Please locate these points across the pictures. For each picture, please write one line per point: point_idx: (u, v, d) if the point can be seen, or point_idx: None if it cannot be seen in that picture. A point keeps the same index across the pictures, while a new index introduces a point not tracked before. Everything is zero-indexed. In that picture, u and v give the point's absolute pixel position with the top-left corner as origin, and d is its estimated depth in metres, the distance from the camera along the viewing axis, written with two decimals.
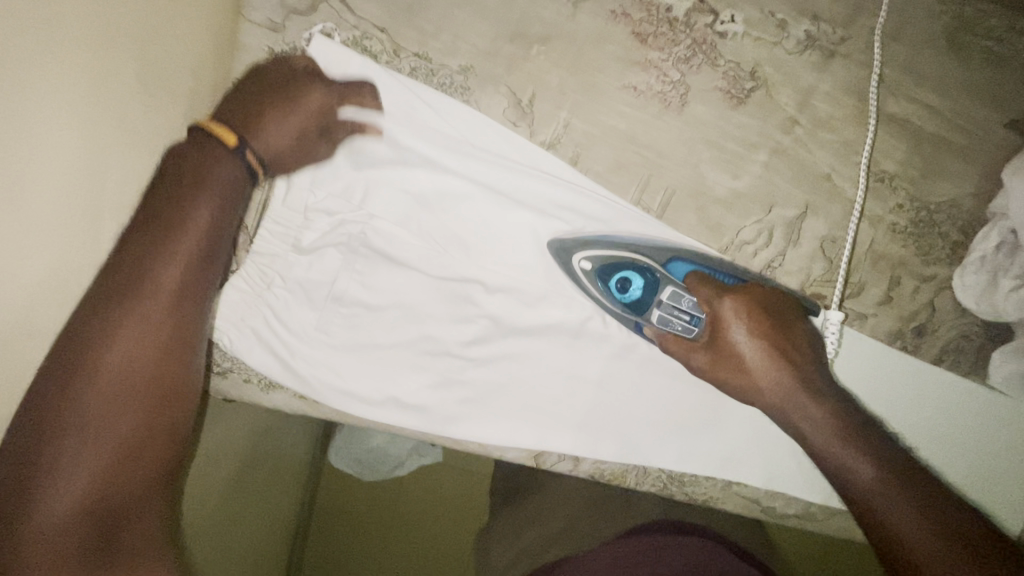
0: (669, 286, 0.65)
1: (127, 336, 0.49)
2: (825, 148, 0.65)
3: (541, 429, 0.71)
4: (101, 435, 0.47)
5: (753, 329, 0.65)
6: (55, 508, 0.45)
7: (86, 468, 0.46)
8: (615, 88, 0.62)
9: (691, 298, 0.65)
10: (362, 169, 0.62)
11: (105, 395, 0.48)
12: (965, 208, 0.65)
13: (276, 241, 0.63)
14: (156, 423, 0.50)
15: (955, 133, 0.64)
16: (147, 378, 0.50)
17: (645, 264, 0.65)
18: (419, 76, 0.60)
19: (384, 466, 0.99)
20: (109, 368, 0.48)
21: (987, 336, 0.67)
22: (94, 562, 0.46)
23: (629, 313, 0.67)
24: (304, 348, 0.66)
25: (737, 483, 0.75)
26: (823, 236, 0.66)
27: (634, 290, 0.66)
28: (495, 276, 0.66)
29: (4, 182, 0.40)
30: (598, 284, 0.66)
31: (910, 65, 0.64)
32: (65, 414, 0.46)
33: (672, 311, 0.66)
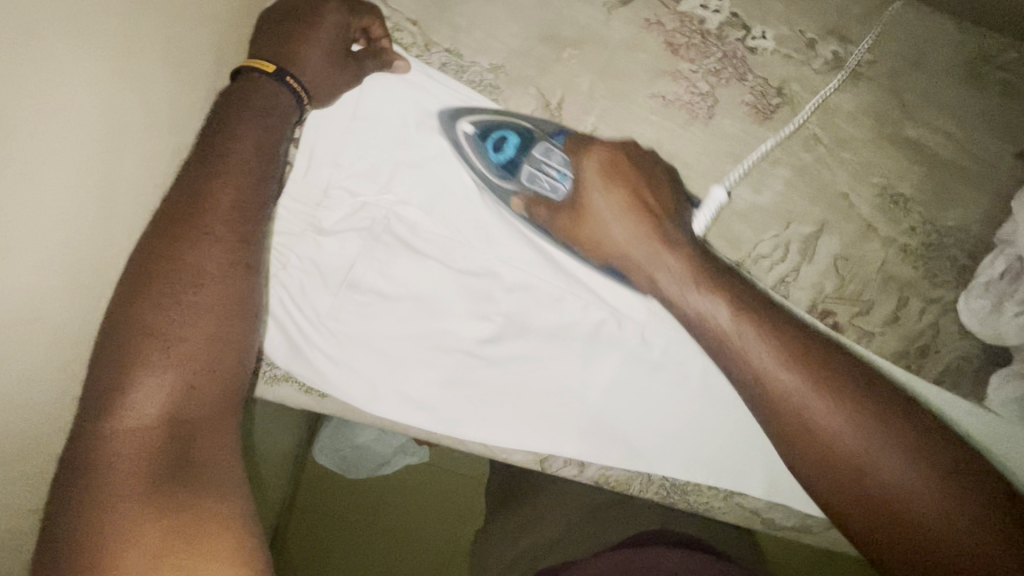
0: (543, 143, 0.64)
1: (195, 257, 0.51)
2: (844, 168, 0.66)
3: (548, 434, 0.74)
4: (198, 378, 0.49)
5: (614, 191, 0.65)
6: (140, 443, 0.45)
7: (155, 392, 0.47)
8: (644, 95, 0.64)
9: (561, 155, 0.64)
10: (394, 155, 0.65)
11: (174, 314, 0.50)
12: (973, 233, 0.67)
13: (296, 220, 0.66)
14: (217, 354, 0.51)
15: (971, 159, 0.66)
16: (205, 321, 0.51)
17: (522, 126, 0.64)
18: (449, 70, 0.64)
19: (372, 462, 1.08)
20: (176, 305, 0.50)
21: (986, 358, 0.69)
22: (172, 491, 0.45)
23: (504, 177, 0.65)
24: (317, 335, 0.69)
25: (738, 494, 0.78)
26: (837, 254, 0.68)
27: (509, 151, 0.64)
28: (509, 280, 0.68)
29: (47, 140, 0.44)
30: (474, 146, 0.64)
31: (934, 91, 0.65)
32: (144, 332, 0.48)
33: (541, 167, 0.65)
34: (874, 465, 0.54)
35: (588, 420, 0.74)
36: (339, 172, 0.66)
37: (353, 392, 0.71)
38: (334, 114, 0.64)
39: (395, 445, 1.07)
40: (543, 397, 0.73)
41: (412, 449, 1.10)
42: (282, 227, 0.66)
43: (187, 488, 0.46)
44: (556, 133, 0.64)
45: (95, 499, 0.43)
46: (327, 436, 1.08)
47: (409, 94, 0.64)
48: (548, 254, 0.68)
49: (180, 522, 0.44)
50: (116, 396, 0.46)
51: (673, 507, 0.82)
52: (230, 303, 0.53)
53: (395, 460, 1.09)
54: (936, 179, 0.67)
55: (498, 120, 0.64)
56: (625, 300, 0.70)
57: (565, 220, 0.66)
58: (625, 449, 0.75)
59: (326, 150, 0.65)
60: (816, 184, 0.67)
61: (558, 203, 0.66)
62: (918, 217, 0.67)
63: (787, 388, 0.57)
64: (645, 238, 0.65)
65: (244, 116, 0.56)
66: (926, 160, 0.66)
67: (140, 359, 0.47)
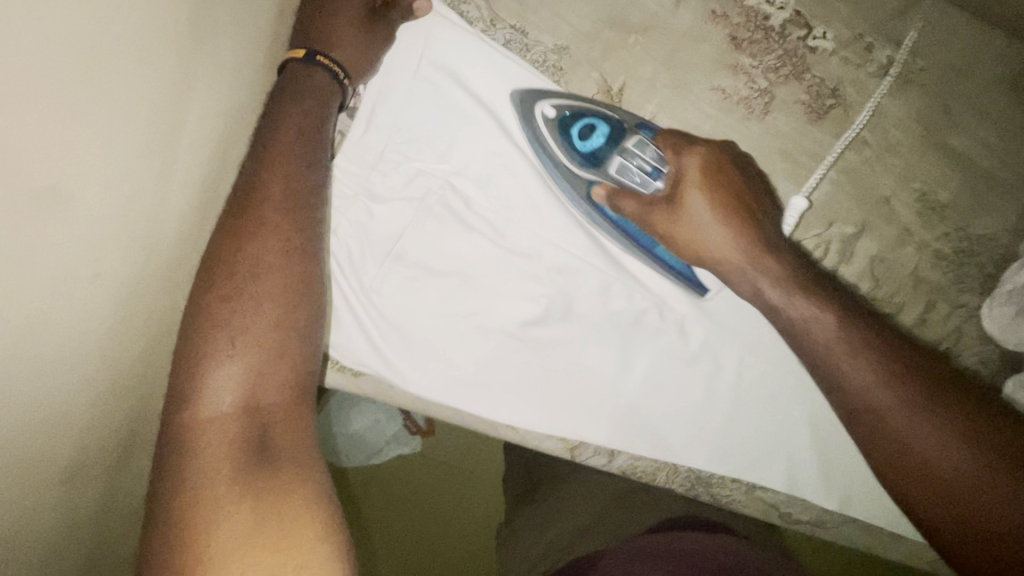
0: (634, 135, 0.63)
1: (263, 239, 0.54)
2: (889, 172, 0.68)
3: (581, 419, 0.74)
4: (270, 369, 0.53)
5: (714, 195, 0.62)
6: (223, 436, 0.49)
7: (229, 381, 0.51)
8: (704, 88, 0.65)
9: (656, 149, 0.63)
10: (453, 123, 0.64)
11: (234, 299, 0.53)
12: (1000, 243, 0.70)
13: (350, 184, 0.65)
14: (285, 345, 0.54)
15: (1004, 170, 0.69)
16: (272, 322, 0.54)
17: (612, 115, 0.63)
18: (513, 48, 0.63)
19: (364, 453, 1.06)
20: (245, 300, 0.53)
21: (1003, 363, 0.72)
22: (259, 465, 0.50)
23: (588, 166, 0.65)
24: (359, 305, 0.67)
25: (759, 488, 0.80)
26: (874, 255, 0.70)
27: (597, 139, 0.64)
28: (560, 264, 0.68)
29: (101, 94, 0.43)
30: (561, 131, 0.63)
31: (977, 102, 0.68)
32: (213, 317, 0.52)
33: (632, 160, 0.63)
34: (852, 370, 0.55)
35: (623, 403, 0.74)
36: (398, 135, 0.64)
37: (390, 365, 0.69)
38: (399, 75, 0.63)
39: (386, 435, 1.07)
40: (580, 383, 0.73)
41: (404, 439, 1.09)
42: (337, 187, 0.64)
43: (268, 467, 0.50)
44: (644, 127, 0.64)
45: (184, 494, 0.47)
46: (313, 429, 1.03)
47: (475, 63, 0.63)
48: (600, 241, 0.68)
49: (269, 505, 0.48)
50: (191, 392, 0.50)
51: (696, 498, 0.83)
52: (298, 303, 0.55)
53: (388, 451, 1.07)
54: (971, 188, 0.69)
55: (585, 109, 0.63)
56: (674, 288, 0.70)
57: (657, 217, 0.64)
58: (656, 436, 0.75)
59: (387, 111, 0.64)
60: (860, 185, 0.68)
61: (647, 198, 0.65)
62: (951, 224, 0.70)
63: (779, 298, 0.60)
64: (745, 245, 0.62)
65: (294, 98, 0.58)
66: (966, 170, 0.69)
67: (212, 351, 0.51)
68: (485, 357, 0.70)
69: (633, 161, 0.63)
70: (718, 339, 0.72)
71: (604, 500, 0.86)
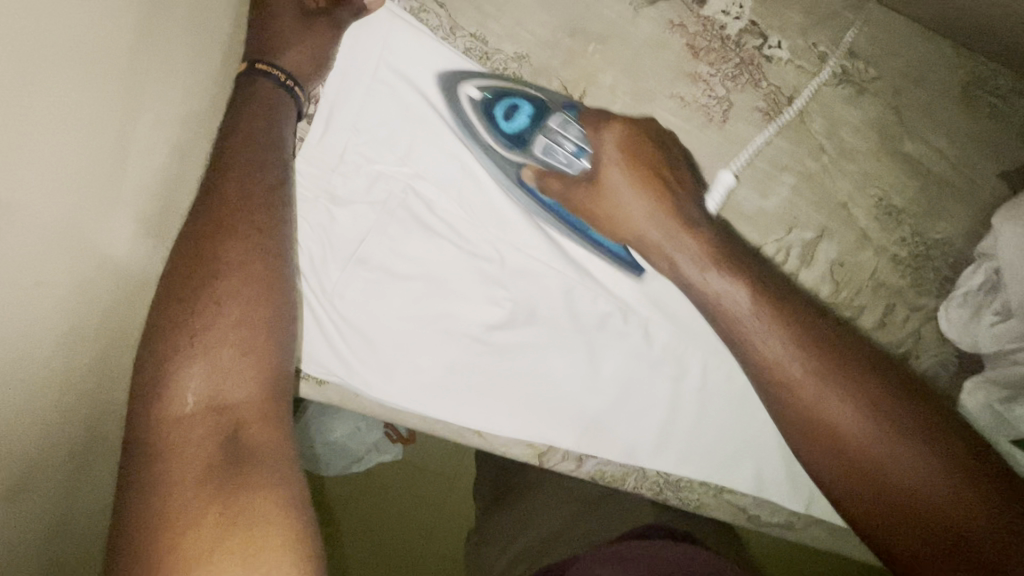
0: (557, 114, 0.63)
1: (234, 244, 0.56)
2: (845, 178, 0.70)
3: (548, 423, 0.74)
4: (236, 365, 0.53)
5: (630, 166, 0.65)
6: (195, 432, 0.50)
7: (194, 377, 0.51)
8: (664, 95, 0.66)
9: (579, 128, 0.64)
10: (411, 126, 0.65)
11: (199, 297, 0.53)
12: (955, 246, 0.72)
13: (312, 187, 0.65)
14: (254, 342, 0.54)
15: (957, 175, 0.71)
16: (239, 319, 0.54)
17: (536, 95, 0.64)
18: (472, 56, 0.64)
19: (344, 461, 1.05)
20: (211, 300, 0.54)
21: (961, 363, 0.74)
22: (228, 470, 0.49)
23: (515, 148, 0.64)
24: (322, 308, 0.68)
25: (728, 491, 0.80)
26: (833, 260, 0.71)
27: (520, 119, 0.63)
28: (525, 266, 0.69)
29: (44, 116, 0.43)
30: (485, 113, 0.63)
31: (929, 109, 0.70)
32: (181, 315, 0.53)
33: (556, 139, 0.64)
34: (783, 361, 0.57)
35: (592, 406, 0.74)
36: (356, 139, 0.65)
37: (355, 372, 0.69)
38: (356, 80, 0.65)
39: (367, 443, 1.06)
40: (546, 388, 0.73)
41: (384, 447, 1.08)
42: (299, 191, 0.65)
43: (239, 474, 0.49)
44: (568, 107, 0.64)
45: (156, 492, 0.47)
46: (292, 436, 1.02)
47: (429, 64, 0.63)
48: (563, 243, 0.69)
49: (236, 509, 0.48)
50: (164, 390, 0.51)
51: (666, 502, 0.84)
52: (267, 303, 0.56)
53: (367, 459, 1.06)
54: (925, 193, 0.71)
55: (509, 90, 0.63)
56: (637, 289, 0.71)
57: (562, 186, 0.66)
58: (625, 439, 0.76)
59: (346, 115, 0.65)
60: (818, 191, 0.70)
61: (572, 177, 0.65)
62: (907, 229, 0.71)
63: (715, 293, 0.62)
64: (660, 218, 0.65)
65: (252, 111, 0.61)
66: (919, 175, 0.70)
67: (178, 349, 0.52)
68: (452, 361, 0.70)
69: (557, 141, 0.64)
70: (684, 344, 0.73)
71: (576, 506, 0.86)
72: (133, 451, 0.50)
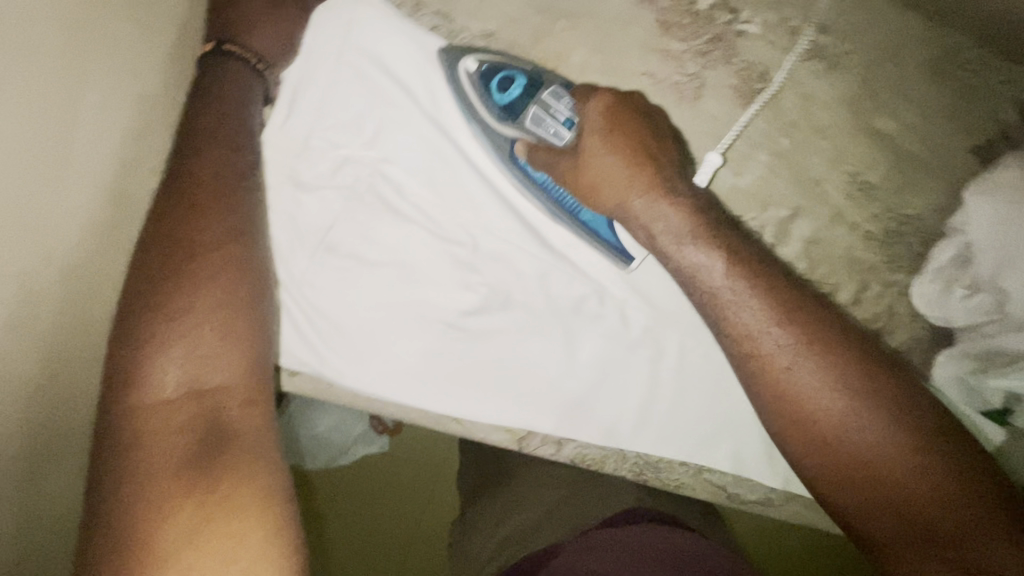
0: (550, 86, 0.61)
1: (204, 226, 0.54)
2: (818, 155, 0.69)
3: (526, 408, 0.73)
4: (214, 354, 0.51)
5: (618, 146, 0.60)
6: (170, 419, 0.48)
7: (169, 365, 0.50)
8: (636, 73, 0.64)
9: (571, 100, 0.61)
10: (379, 108, 0.63)
11: (173, 285, 0.52)
12: (927, 221, 0.72)
13: (276, 173, 0.64)
14: (232, 330, 0.53)
15: (928, 150, 0.71)
16: (216, 306, 0.52)
17: (532, 70, 0.62)
18: (439, 32, 0.63)
19: (330, 453, 1.06)
20: (186, 286, 0.52)
21: (933, 338, 0.75)
22: (208, 460, 0.47)
23: (505, 119, 0.63)
24: (291, 297, 0.66)
25: (708, 471, 0.81)
26: (808, 237, 0.71)
27: (514, 91, 0.62)
28: (504, 248, 0.68)
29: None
30: (479, 83, 0.62)
31: (901, 84, 0.69)
32: (156, 303, 0.51)
33: (549, 111, 0.61)
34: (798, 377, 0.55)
35: (574, 388, 0.74)
36: (322, 123, 0.63)
37: (330, 363, 0.68)
38: (318, 63, 0.62)
39: (353, 435, 1.06)
40: (523, 373, 0.72)
41: (371, 439, 1.07)
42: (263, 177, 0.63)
43: (217, 464, 0.47)
44: (564, 83, 0.62)
45: (128, 481, 0.46)
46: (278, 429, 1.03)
47: (396, 46, 0.62)
48: (541, 224, 0.68)
49: (216, 500, 0.46)
50: (139, 380, 0.49)
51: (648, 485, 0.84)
52: (244, 288, 0.54)
53: (353, 451, 1.07)
54: (897, 168, 0.71)
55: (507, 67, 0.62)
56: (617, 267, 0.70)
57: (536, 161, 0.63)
58: (606, 421, 0.76)
59: (310, 98, 0.63)
60: (793, 169, 0.69)
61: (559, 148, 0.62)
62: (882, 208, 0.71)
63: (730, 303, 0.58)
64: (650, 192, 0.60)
65: (218, 95, 0.60)
66: (892, 151, 0.70)
67: (152, 339, 0.50)
68: (430, 349, 0.70)
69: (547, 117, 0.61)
70: (661, 326, 0.73)
71: (560, 493, 0.85)
72: (104, 443, 0.47)
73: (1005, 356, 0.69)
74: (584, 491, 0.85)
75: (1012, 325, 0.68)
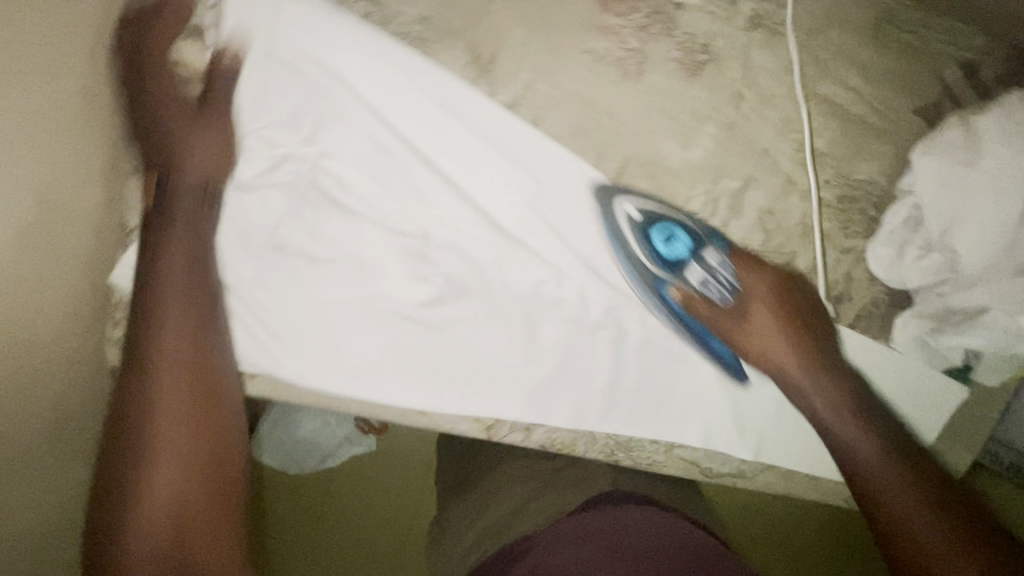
0: (712, 248, 0.68)
1: (172, 315, 0.57)
2: (766, 124, 0.69)
3: (492, 398, 0.73)
4: (192, 450, 0.56)
5: (777, 310, 0.69)
6: (147, 523, 0.52)
7: (161, 467, 0.54)
8: (578, 51, 0.64)
9: (732, 267, 0.69)
10: (316, 102, 0.62)
11: (161, 391, 0.56)
12: (879, 185, 0.72)
13: (211, 174, 0.62)
14: (208, 434, 0.57)
15: (875, 114, 0.71)
16: (188, 405, 0.57)
17: (694, 227, 0.68)
18: (375, 21, 0.62)
19: (314, 457, 1.04)
20: (162, 384, 0.56)
21: (892, 302, 0.74)
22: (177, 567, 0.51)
23: (664, 269, 0.69)
24: (241, 301, 0.65)
25: (679, 447, 0.81)
26: (762, 208, 0.70)
27: (677, 246, 0.68)
28: (459, 238, 0.67)
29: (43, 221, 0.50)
30: (637, 230, 0.67)
31: (841, 50, 0.70)
32: (135, 406, 0.55)
33: (712, 273, 0.69)
34: (859, 456, 0.67)
35: (540, 371, 0.74)
36: (260, 122, 0.62)
37: (286, 361, 0.67)
38: (252, 60, 0.61)
39: (339, 436, 1.05)
40: (487, 364, 0.72)
41: (356, 440, 1.07)
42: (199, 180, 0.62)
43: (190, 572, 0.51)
44: (717, 238, 0.69)
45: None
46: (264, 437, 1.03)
47: (333, 40, 0.61)
48: (499, 211, 0.67)
49: None
50: (142, 448, 0.54)
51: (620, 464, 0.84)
52: (209, 380, 0.59)
53: (340, 453, 1.05)
54: (845, 133, 0.71)
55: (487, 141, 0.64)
56: (576, 249, 0.69)
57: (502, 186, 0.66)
58: (575, 403, 0.75)
59: (247, 97, 0.62)
60: (741, 141, 0.69)
61: (724, 307, 0.70)
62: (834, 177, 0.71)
63: (767, 363, 0.71)
64: (793, 327, 0.70)
65: (171, 126, 0.59)
66: (837, 118, 0.71)
67: (138, 442, 0.54)
68: (388, 343, 0.69)
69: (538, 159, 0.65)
70: (624, 304, 0.72)
71: (535, 484, 0.83)
72: (93, 538, 0.52)
73: (963, 311, 0.70)
74: (558, 481, 0.81)
75: (964, 282, 0.70)
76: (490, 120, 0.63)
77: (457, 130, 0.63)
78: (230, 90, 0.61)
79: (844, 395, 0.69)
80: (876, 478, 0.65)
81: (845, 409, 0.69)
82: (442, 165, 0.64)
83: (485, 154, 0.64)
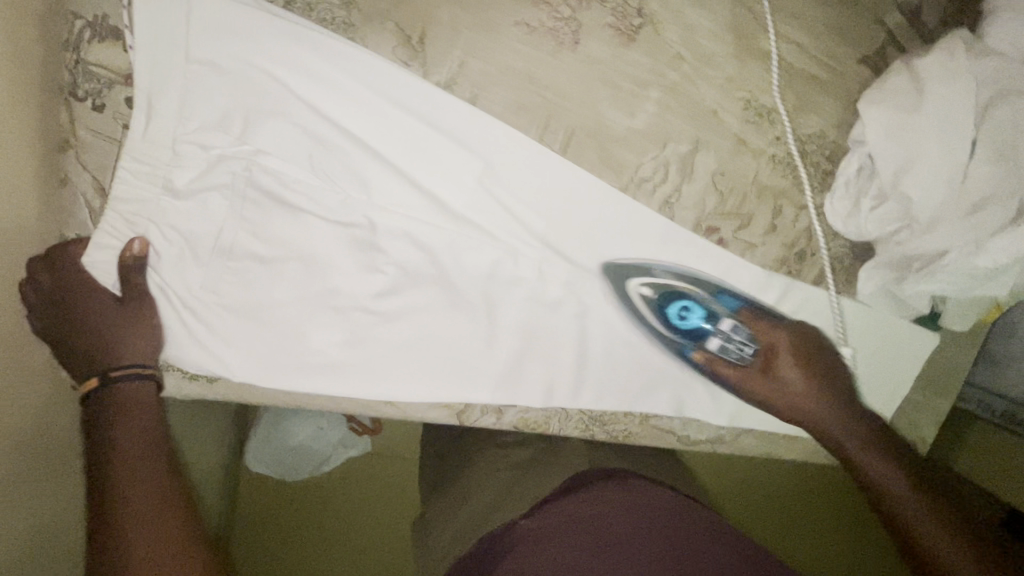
0: (728, 319, 0.73)
1: (131, 326, 0.64)
2: (710, 85, 0.68)
3: (459, 382, 0.74)
4: (167, 510, 0.57)
5: (790, 356, 0.75)
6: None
7: (141, 527, 0.54)
8: (509, 24, 0.62)
9: (745, 330, 0.73)
10: (242, 101, 0.60)
11: (127, 461, 0.59)
12: (831, 138, 0.71)
13: (144, 183, 0.60)
14: (170, 494, 0.59)
15: (820, 66, 0.70)
16: (150, 467, 0.60)
17: (701, 294, 0.72)
18: (294, 9, 0.59)
19: (312, 463, 1.13)
20: (122, 460, 0.59)
21: (852, 254, 0.75)
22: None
23: (685, 341, 0.74)
24: (200, 307, 0.66)
25: (653, 416, 0.81)
26: (714, 170, 0.69)
27: (693, 318, 0.72)
28: (414, 229, 0.66)
29: None
30: (655, 307, 0.72)
31: (781, 3, 0.69)
32: (105, 485, 0.57)
33: (729, 339, 0.73)
34: (878, 478, 0.74)
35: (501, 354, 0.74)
36: (185, 127, 0.60)
37: (241, 366, 0.69)
38: (162, 64, 0.57)
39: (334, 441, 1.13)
40: (451, 349, 0.72)
41: (352, 442, 1.15)
42: (131, 191, 0.61)
43: None
44: (728, 305, 0.73)
45: None
46: (259, 446, 1.10)
47: (249, 39, 0.58)
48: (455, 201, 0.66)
49: None
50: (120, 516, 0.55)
51: (598, 441, 0.85)
52: (156, 449, 0.62)
53: (336, 456, 1.14)
54: (793, 86, 0.69)
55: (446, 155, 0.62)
56: (532, 228, 0.69)
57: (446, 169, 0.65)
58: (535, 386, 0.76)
59: (164, 103, 0.59)
60: (686, 103, 0.68)
61: (742, 365, 0.76)
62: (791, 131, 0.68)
63: (782, 409, 0.78)
64: (813, 383, 0.76)
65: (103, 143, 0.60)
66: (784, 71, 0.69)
67: (112, 515, 0.55)
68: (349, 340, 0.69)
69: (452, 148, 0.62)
70: (584, 280, 0.72)
71: (515, 470, 0.83)
72: None
73: (921, 259, 0.70)
74: (538, 464, 0.82)
75: (920, 229, 0.69)
76: (438, 102, 0.62)
77: (401, 121, 0.62)
78: (148, 96, 0.58)
79: (846, 415, 0.76)
80: (896, 495, 0.73)
81: (858, 437, 0.76)
82: (389, 155, 0.63)
83: (427, 142, 0.63)
